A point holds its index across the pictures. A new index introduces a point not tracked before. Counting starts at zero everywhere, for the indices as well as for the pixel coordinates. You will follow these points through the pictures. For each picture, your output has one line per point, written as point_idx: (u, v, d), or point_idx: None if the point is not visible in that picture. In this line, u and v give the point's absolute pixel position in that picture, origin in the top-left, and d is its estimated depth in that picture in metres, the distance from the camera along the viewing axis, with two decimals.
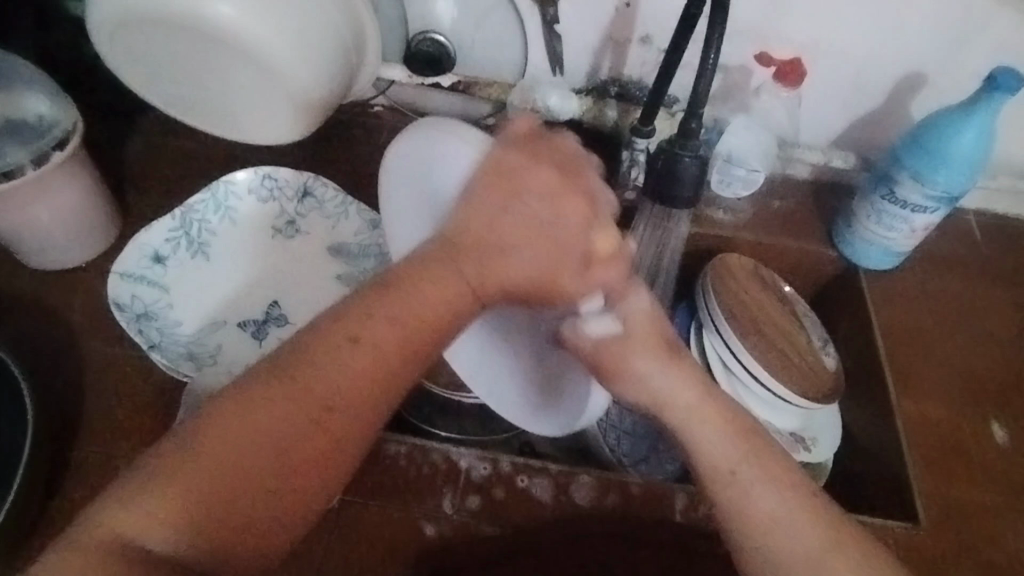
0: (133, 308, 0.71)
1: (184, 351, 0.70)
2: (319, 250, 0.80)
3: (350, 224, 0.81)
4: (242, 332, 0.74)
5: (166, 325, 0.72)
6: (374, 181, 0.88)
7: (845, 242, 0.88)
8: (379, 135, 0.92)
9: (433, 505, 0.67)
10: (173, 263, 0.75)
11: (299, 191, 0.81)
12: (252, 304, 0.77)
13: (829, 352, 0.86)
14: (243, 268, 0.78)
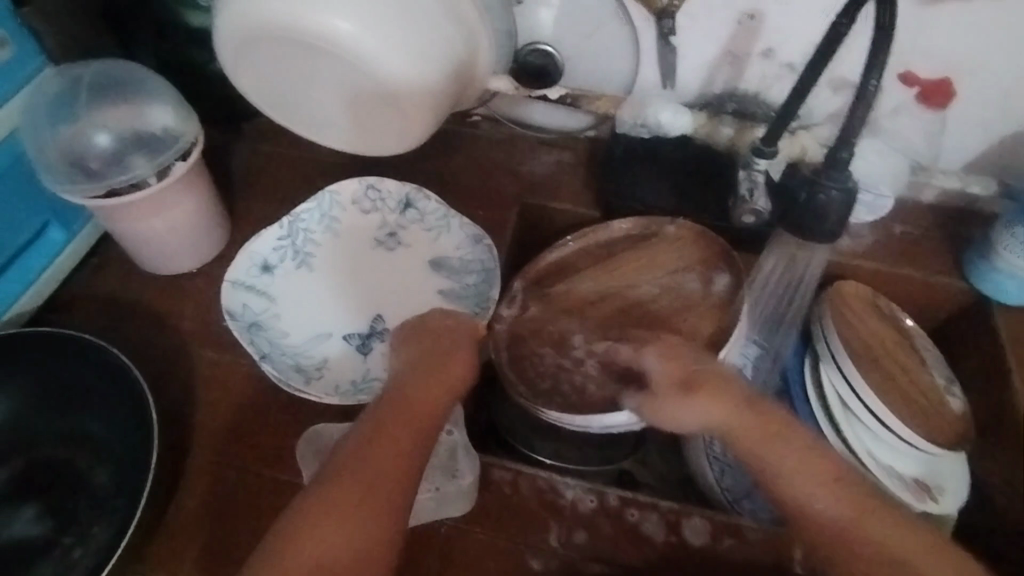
0: (244, 318, 0.71)
1: (293, 364, 0.70)
2: (422, 263, 0.78)
3: (453, 237, 0.78)
4: (348, 346, 0.73)
5: (275, 335, 0.72)
6: (475, 193, 0.86)
7: (981, 276, 0.80)
8: (478, 144, 0.90)
9: (540, 538, 0.65)
10: (280, 272, 0.75)
11: (401, 203, 0.79)
12: (355, 317, 0.75)
13: (956, 392, 0.79)
14: (348, 278, 0.77)
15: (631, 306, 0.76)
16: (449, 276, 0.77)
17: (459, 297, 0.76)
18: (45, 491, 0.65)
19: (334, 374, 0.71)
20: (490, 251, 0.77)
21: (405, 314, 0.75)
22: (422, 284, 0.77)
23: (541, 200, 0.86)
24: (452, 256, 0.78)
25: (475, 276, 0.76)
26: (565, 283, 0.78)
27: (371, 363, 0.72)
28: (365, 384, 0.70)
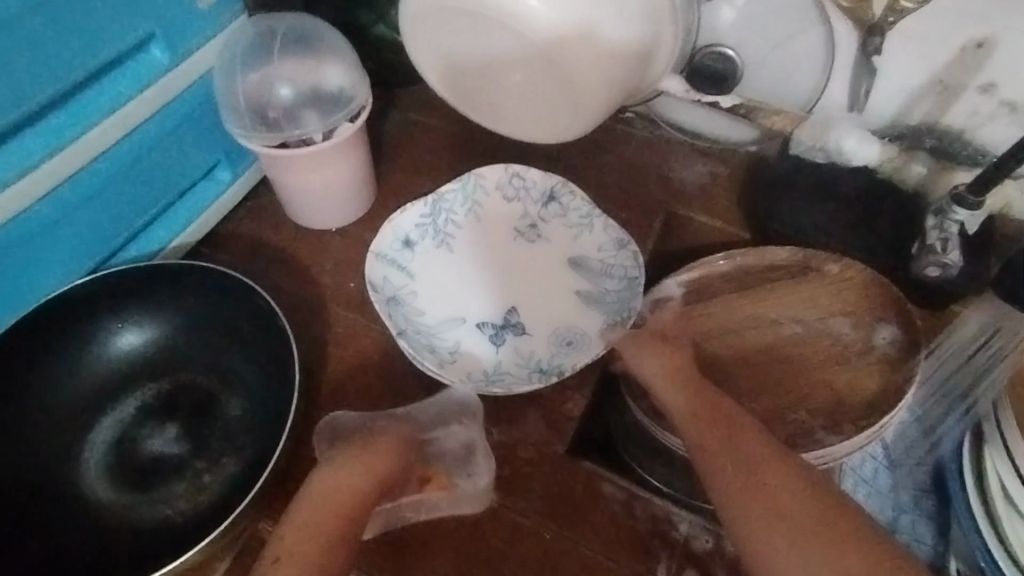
0: (384, 291, 0.72)
1: (426, 343, 0.71)
2: (560, 261, 0.76)
3: (595, 238, 0.76)
4: (481, 334, 0.73)
5: (412, 313, 0.72)
6: (620, 193, 0.83)
7: None
8: (629, 142, 0.86)
9: (647, 567, 0.62)
10: (421, 249, 0.75)
11: (545, 195, 0.77)
12: (490, 306, 0.74)
13: None
14: (486, 266, 0.76)
15: (777, 345, 0.71)
16: (587, 277, 0.75)
17: (595, 300, 0.74)
18: (185, 412, 0.70)
19: (465, 360, 0.71)
20: (635, 261, 0.73)
21: (540, 310, 0.74)
22: (559, 282, 0.75)
23: (690, 211, 0.82)
24: (592, 257, 0.75)
25: (616, 282, 0.74)
26: (706, 306, 0.72)
27: (501, 354, 0.72)
28: (494, 375, 0.70)
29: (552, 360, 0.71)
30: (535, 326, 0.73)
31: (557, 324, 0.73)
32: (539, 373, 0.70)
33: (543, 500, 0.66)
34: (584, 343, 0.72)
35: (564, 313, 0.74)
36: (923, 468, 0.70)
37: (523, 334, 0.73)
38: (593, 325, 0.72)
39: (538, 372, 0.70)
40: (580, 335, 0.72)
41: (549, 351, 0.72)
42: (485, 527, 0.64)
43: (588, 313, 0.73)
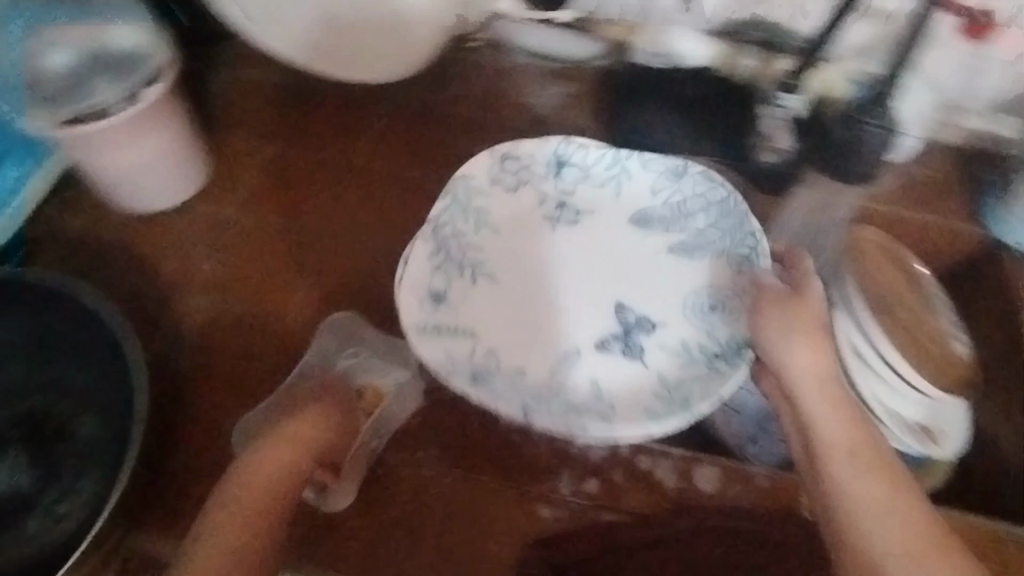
0: (462, 377, 0.60)
1: (599, 409, 0.60)
2: (623, 225, 0.67)
3: (646, 178, 0.67)
4: (609, 355, 0.63)
5: (510, 379, 0.61)
6: (475, 129, 0.82)
7: (996, 220, 0.78)
8: (475, 75, 0.84)
9: (549, 487, 0.63)
10: (456, 293, 0.63)
11: (552, 163, 0.68)
12: (601, 320, 0.64)
13: (964, 337, 0.76)
14: (539, 283, 0.65)
15: None
16: (665, 229, 0.66)
17: (695, 247, 0.65)
18: (24, 438, 0.62)
19: (634, 398, 0.60)
20: (720, 189, 0.66)
21: (655, 297, 0.64)
22: (654, 253, 0.65)
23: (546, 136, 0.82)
24: (655, 206, 0.67)
25: (702, 218, 0.66)
26: None
27: (652, 363, 0.62)
28: (681, 390, 0.60)
29: (711, 334, 0.62)
30: (658, 313, 0.64)
31: (684, 295, 0.64)
32: (722, 356, 0.61)
33: (441, 444, 0.65)
34: (727, 297, 0.63)
35: (695, 280, 0.64)
36: None
37: (654, 327, 0.63)
38: (709, 271, 0.64)
39: (721, 355, 0.61)
40: (723, 295, 0.63)
41: (704, 329, 0.62)
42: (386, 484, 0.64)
43: (695, 263, 0.65)
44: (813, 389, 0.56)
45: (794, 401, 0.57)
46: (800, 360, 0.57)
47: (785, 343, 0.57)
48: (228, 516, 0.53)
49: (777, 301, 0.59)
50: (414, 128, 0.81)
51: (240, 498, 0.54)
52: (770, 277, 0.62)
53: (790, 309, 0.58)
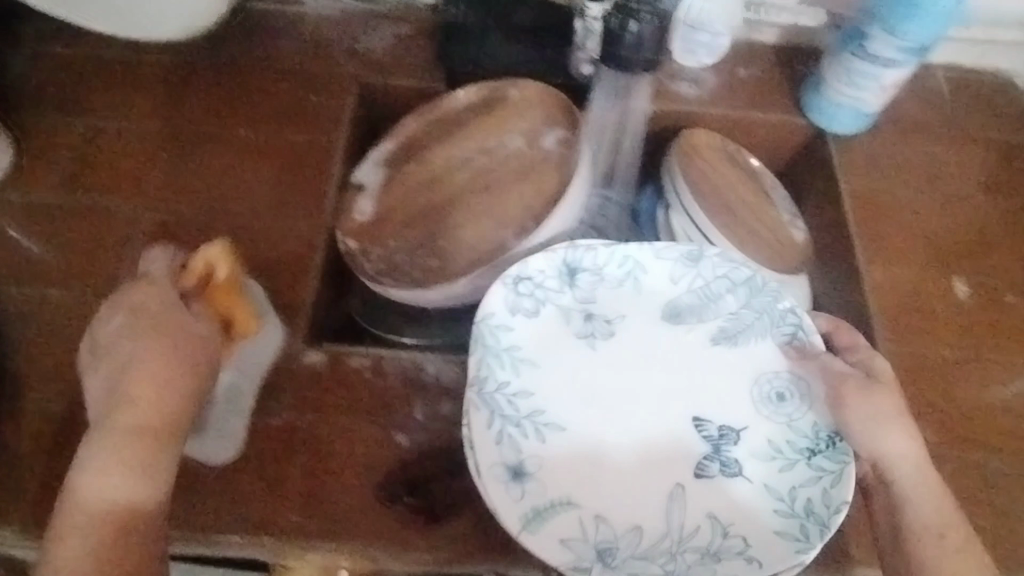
0: (585, 554, 0.60)
1: (738, 548, 0.62)
2: (657, 325, 0.69)
3: (665, 269, 0.69)
4: (710, 479, 0.65)
5: (628, 550, 0.61)
6: (296, 80, 0.83)
7: (813, 107, 0.83)
8: (305, 26, 0.86)
9: (404, 416, 0.65)
10: (532, 463, 0.63)
11: (563, 274, 0.68)
12: (683, 441, 0.66)
13: (799, 226, 0.84)
14: (597, 422, 0.66)
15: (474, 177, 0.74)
16: (699, 319, 0.69)
17: (735, 332, 0.68)
18: None
19: (757, 526, 0.63)
20: (743, 267, 0.68)
21: (727, 402, 0.67)
22: (700, 347, 0.69)
23: (380, 78, 0.83)
24: (684, 296, 0.69)
25: (732, 297, 0.68)
26: (405, 168, 0.77)
27: (753, 475, 0.65)
28: (795, 499, 0.63)
29: (794, 427, 0.65)
30: (741, 417, 0.67)
31: (751, 383, 0.67)
32: (818, 452, 0.64)
33: (292, 393, 0.65)
34: (792, 383, 0.66)
35: (744, 370, 0.68)
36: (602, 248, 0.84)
37: (739, 435, 0.66)
38: (758, 355, 0.68)
39: (815, 453, 0.64)
40: (780, 377, 0.67)
41: (780, 421, 0.66)
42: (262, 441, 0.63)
43: (742, 349, 0.68)
44: (914, 479, 0.58)
45: (888, 483, 0.59)
46: (892, 447, 0.58)
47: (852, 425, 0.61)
48: (107, 467, 0.52)
49: (860, 388, 0.61)
50: (241, 83, 0.82)
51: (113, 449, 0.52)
52: (830, 355, 0.65)
53: (876, 397, 0.60)
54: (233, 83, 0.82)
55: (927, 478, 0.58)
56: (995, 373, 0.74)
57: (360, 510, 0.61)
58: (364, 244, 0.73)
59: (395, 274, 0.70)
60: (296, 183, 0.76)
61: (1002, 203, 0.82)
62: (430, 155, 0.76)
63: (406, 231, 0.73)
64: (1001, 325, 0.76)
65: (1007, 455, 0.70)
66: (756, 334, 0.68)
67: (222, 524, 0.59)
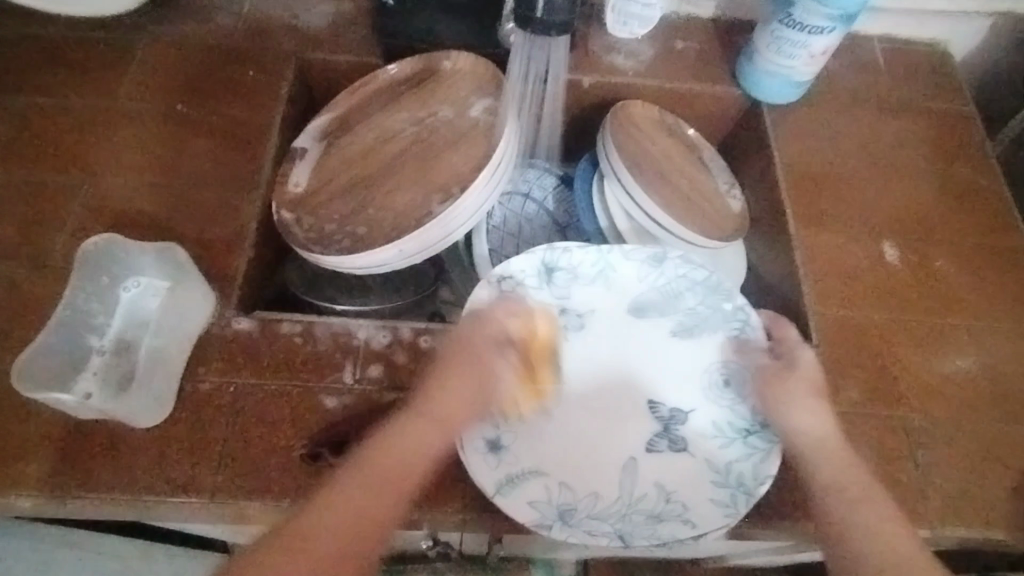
0: (548, 514, 0.58)
1: (678, 511, 0.59)
2: (623, 319, 0.69)
3: (630, 268, 0.69)
4: (659, 456, 0.63)
5: (589, 511, 0.59)
6: (233, 55, 0.83)
7: (747, 75, 0.83)
8: (246, 5, 0.87)
9: (334, 378, 0.66)
10: (509, 436, 0.63)
11: (541, 273, 0.69)
12: (637, 425, 0.65)
13: (735, 195, 0.85)
14: (569, 408, 0.66)
15: (404, 147, 0.75)
16: (660, 315, 0.69)
17: (693, 325, 0.68)
18: None
19: (699, 493, 0.60)
20: (701, 267, 0.67)
21: (679, 386, 0.67)
22: (661, 340, 0.68)
23: (319, 53, 0.84)
24: (649, 291, 0.69)
25: (693, 295, 0.68)
26: (339, 140, 0.78)
27: (697, 450, 0.63)
28: (731, 471, 0.60)
29: (736, 410, 0.64)
30: (693, 403, 0.66)
31: (704, 376, 0.66)
32: (753, 432, 0.62)
33: (222, 357, 0.66)
34: (738, 371, 0.65)
35: (700, 362, 0.67)
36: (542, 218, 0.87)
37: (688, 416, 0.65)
38: (715, 348, 0.67)
39: (750, 432, 0.62)
40: (735, 369, 0.65)
41: (725, 406, 0.64)
42: (196, 406, 0.63)
43: (699, 341, 0.67)
44: (826, 450, 0.54)
45: (796, 462, 0.55)
46: (798, 421, 0.56)
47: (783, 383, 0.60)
48: (123, 469, 0.60)
49: (777, 379, 0.60)
50: (182, 59, 0.82)
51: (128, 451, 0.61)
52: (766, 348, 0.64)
53: (797, 381, 0.59)
54: (173, 58, 0.82)
55: (838, 454, 0.53)
56: (925, 335, 0.73)
57: (284, 467, 0.61)
58: (298, 214, 0.73)
59: (320, 240, 0.71)
60: (234, 155, 0.77)
61: (937, 169, 0.82)
62: (363, 126, 0.78)
63: (335, 198, 0.74)
64: (933, 288, 0.75)
65: (934, 412, 0.69)
66: (710, 327, 0.67)
67: (146, 483, 0.60)
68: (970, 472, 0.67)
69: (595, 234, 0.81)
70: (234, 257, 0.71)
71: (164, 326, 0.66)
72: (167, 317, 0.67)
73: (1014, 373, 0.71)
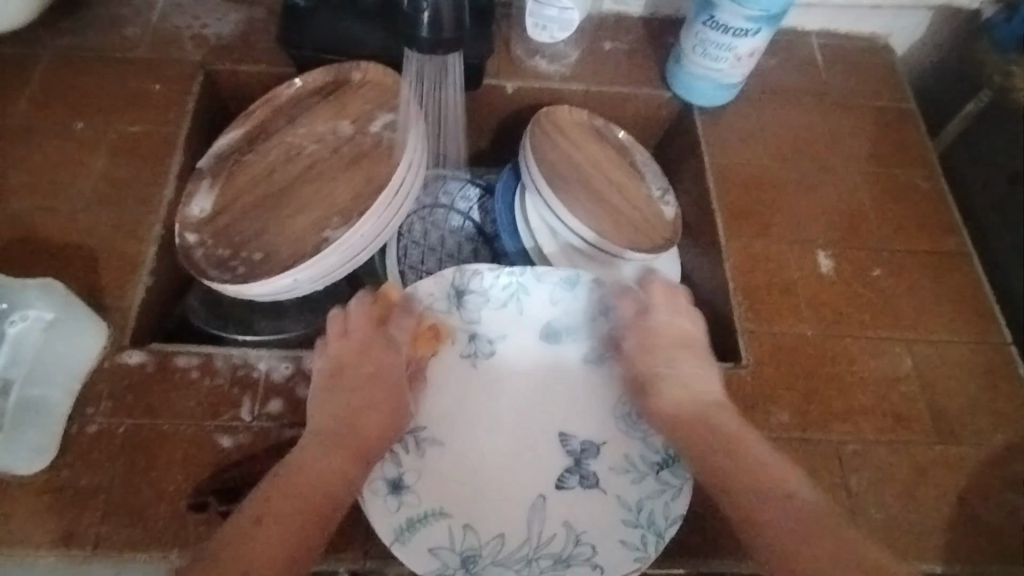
0: (451, 562, 0.56)
1: (585, 555, 0.58)
2: (535, 344, 0.68)
3: (543, 293, 0.68)
4: (570, 492, 0.62)
5: (494, 555, 0.58)
6: (122, 65, 0.77)
7: (676, 79, 0.78)
8: (151, 13, 0.80)
9: (230, 415, 0.63)
10: (412, 476, 0.61)
11: (453, 297, 0.68)
12: (547, 459, 0.64)
13: (669, 202, 0.77)
14: (476, 439, 0.64)
15: (312, 164, 0.72)
16: (573, 341, 0.68)
17: (604, 353, 0.68)
18: None
19: (605, 532, 0.60)
20: (616, 293, 0.68)
21: (588, 418, 0.65)
22: (573, 368, 0.67)
23: (229, 63, 0.78)
24: (560, 318, 0.68)
25: (604, 321, 0.68)
26: (238, 156, 0.73)
27: (608, 487, 0.62)
28: (642, 510, 0.60)
29: (647, 444, 0.63)
30: (600, 434, 0.65)
31: (613, 404, 0.66)
32: (665, 468, 0.61)
33: (112, 396, 0.63)
34: None
35: (607, 391, 0.66)
36: (465, 232, 0.82)
37: (598, 449, 0.64)
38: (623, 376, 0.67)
39: (662, 467, 0.61)
40: None
41: (637, 438, 0.64)
42: (85, 449, 0.61)
43: (609, 370, 0.67)
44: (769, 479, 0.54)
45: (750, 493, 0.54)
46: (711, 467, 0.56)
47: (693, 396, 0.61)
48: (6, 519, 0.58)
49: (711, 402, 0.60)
50: (80, 74, 0.76)
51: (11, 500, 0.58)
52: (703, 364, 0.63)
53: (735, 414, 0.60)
54: (73, 72, 0.76)
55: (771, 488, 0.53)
56: (862, 351, 0.69)
57: (170, 512, 0.58)
58: (203, 240, 0.69)
59: (221, 264, 0.68)
60: (125, 178, 0.71)
61: (871, 170, 0.78)
62: (264, 142, 0.74)
63: (232, 221, 0.70)
64: (865, 298, 0.72)
65: (866, 431, 0.65)
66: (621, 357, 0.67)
67: (25, 534, 0.57)
68: (903, 491, 0.63)
69: (518, 251, 0.76)
70: (119, 285, 0.67)
71: (48, 364, 0.61)
72: (47, 356, 0.61)
73: (947, 385, 0.68)
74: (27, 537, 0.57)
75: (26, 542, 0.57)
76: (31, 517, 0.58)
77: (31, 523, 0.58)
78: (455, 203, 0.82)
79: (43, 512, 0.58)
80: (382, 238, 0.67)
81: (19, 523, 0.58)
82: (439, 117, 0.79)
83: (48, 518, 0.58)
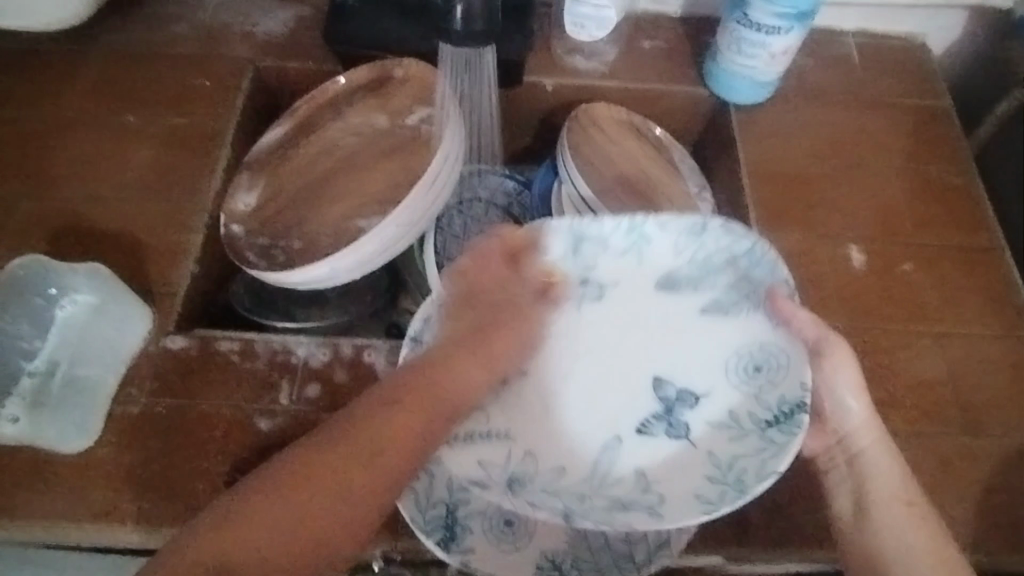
0: (500, 479, 0.58)
1: (652, 502, 0.57)
2: (650, 288, 0.64)
3: (660, 244, 0.62)
4: (652, 438, 0.61)
5: (545, 483, 0.59)
6: (170, 61, 0.80)
7: (711, 76, 0.79)
8: (200, 12, 0.83)
9: (270, 398, 0.64)
10: (491, 402, 0.62)
11: (568, 244, 0.62)
12: (637, 399, 0.63)
13: (705, 197, 0.77)
14: (562, 372, 0.64)
15: (352, 156, 0.73)
16: (694, 289, 0.63)
17: (729, 304, 0.62)
18: None
19: (685, 485, 0.58)
20: (744, 239, 0.59)
21: (697, 365, 0.63)
22: (688, 315, 0.64)
23: (274, 60, 0.80)
24: (680, 267, 0.63)
25: (728, 274, 0.61)
26: (280, 148, 0.75)
27: (701, 442, 0.60)
28: (734, 468, 0.57)
29: (761, 399, 0.59)
30: (707, 381, 0.63)
31: (738, 349, 0.62)
32: (774, 424, 0.57)
33: (156, 378, 0.64)
34: (774, 355, 0.60)
35: (734, 339, 0.62)
36: (504, 224, 0.82)
37: (703, 398, 0.62)
38: (747, 327, 0.61)
39: (771, 425, 0.57)
40: (774, 354, 0.60)
41: (751, 393, 0.60)
42: (129, 429, 0.62)
43: (732, 321, 0.62)
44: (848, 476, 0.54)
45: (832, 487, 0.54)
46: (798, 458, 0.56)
47: (838, 394, 0.56)
48: (49, 493, 0.59)
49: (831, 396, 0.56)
50: (130, 69, 0.79)
51: (55, 477, 0.60)
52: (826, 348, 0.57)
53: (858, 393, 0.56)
54: (123, 67, 0.79)
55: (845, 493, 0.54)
56: (900, 348, 0.68)
57: (209, 491, 0.60)
58: (246, 228, 0.71)
59: (263, 253, 0.69)
60: (173, 168, 0.73)
61: (909, 167, 0.78)
62: (308, 135, 0.76)
63: (274, 211, 0.72)
64: (902, 293, 0.71)
65: (904, 426, 0.65)
66: (745, 308, 0.61)
67: (69, 509, 0.59)
68: (944, 487, 0.62)
69: None
70: (162, 272, 0.69)
71: (90, 346, 0.64)
72: (92, 337, 0.65)
73: (988, 381, 0.67)
74: (70, 511, 0.59)
75: (69, 517, 0.58)
76: (74, 492, 0.59)
77: (73, 498, 0.59)
78: (495, 195, 0.83)
79: (87, 489, 0.59)
80: (417, 228, 0.68)
81: (63, 498, 0.59)
82: (476, 113, 0.79)
83: (90, 493, 0.59)
